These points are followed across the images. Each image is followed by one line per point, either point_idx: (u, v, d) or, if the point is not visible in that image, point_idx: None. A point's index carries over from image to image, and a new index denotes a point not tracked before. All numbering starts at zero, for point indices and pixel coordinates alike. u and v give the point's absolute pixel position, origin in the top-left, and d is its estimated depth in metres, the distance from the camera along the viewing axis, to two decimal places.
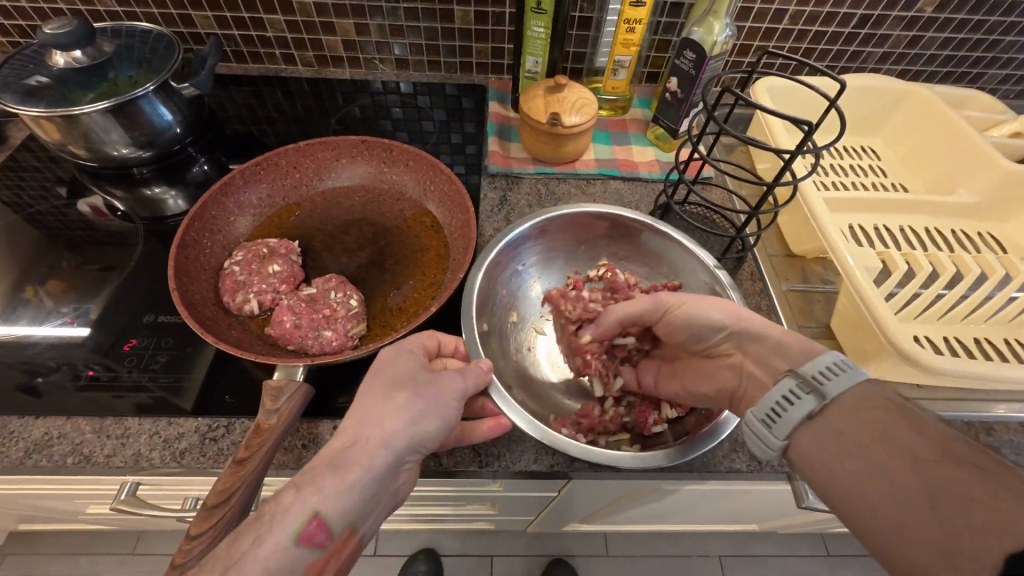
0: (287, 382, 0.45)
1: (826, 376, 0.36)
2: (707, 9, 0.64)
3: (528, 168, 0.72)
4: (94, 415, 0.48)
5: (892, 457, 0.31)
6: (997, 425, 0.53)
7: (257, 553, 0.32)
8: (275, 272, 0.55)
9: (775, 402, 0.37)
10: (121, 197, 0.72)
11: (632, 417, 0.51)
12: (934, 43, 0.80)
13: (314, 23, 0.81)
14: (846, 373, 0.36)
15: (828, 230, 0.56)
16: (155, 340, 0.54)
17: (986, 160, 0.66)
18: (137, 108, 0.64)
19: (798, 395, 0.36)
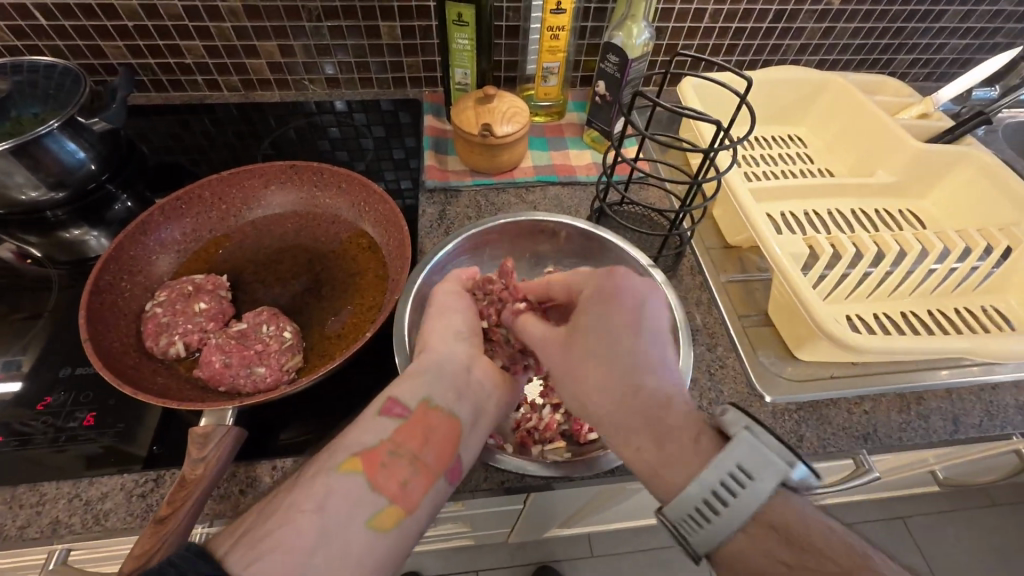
0: (215, 427, 0.42)
1: (737, 487, 0.35)
2: (625, 14, 0.65)
3: (466, 181, 0.72)
4: (5, 484, 0.45)
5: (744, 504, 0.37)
6: (927, 394, 0.56)
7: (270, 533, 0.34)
8: (202, 310, 0.53)
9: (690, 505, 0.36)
10: (35, 243, 0.67)
11: (569, 427, 0.51)
12: (845, 33, 0.84)
13: (235, 46, 0.78)
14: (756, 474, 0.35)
15: (755, 220, 0.58)
16: (74, 394, 0.51)
17: (898, 142, 0.70)
18: (42, 147, 0.60)
19: (722, 504, 0.35)
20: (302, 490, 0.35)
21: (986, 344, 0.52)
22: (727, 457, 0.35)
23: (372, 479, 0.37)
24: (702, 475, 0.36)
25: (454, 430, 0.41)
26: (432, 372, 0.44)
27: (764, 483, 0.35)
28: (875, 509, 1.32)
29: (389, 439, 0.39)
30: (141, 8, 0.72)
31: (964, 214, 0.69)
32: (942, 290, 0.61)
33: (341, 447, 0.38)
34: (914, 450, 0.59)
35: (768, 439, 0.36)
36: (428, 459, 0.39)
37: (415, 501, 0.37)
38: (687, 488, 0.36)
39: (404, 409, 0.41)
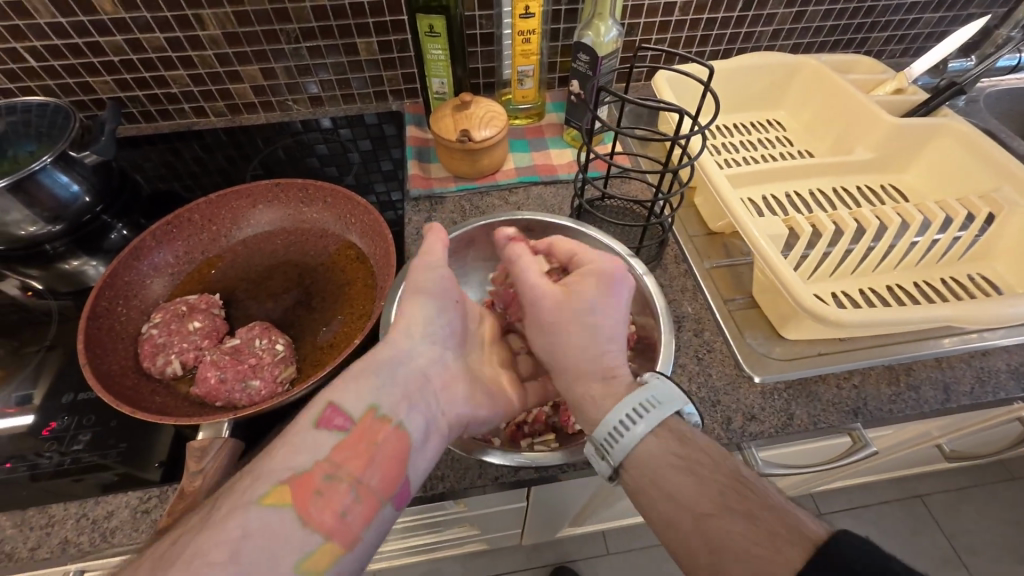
0: (211, 440, 0.44)
1: (642, 415, 0.42)
2: (592, 13, 0.66)
3: (450, 187, 0.73)
4: (15, 509, 0.46)
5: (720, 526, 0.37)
6: (916, 365, 0.56)
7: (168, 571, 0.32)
8: (196, 329, 0.55)
9: (613, 426, 0.43)
10: (37, 276, 0.69)
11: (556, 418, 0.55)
12: (816, 15, 0.85)
13: (219, 72, 0.81)
14: (660, 406, 0.43)
15: (731, 205, 0.58)
16: (77, 419, 0.52)
17: (873, 118, 0.71)
18: (37, 183, 0.62)
19: (632, 426, 0.42)
20: (220, 527, 0.34)
21: (969, 311, 0.52)
22: (643, 390, 0.44)
23: (304, 511, 0.36)
24: (616, 408, 0.43)
25: (401, 445, 0.42)
26: (375, 378, 0.45)
27: (666, 409, 0.43)
28: (892, 489, 1.31)
29: (325, 459, 0.39)
30: (125, 42, 0.74)
31: (945, 185, 0.70)
32: (926, 261, 0.62)
33: (265, 474, 0.37)
34: (910, 422, 0.60)
35: (671, 384, 0.44)
36: (371, 481, 0.40)
37: (353, 533, 0.37)
38: (608, 414, 0.43)
39: (345, 421, 0.41)
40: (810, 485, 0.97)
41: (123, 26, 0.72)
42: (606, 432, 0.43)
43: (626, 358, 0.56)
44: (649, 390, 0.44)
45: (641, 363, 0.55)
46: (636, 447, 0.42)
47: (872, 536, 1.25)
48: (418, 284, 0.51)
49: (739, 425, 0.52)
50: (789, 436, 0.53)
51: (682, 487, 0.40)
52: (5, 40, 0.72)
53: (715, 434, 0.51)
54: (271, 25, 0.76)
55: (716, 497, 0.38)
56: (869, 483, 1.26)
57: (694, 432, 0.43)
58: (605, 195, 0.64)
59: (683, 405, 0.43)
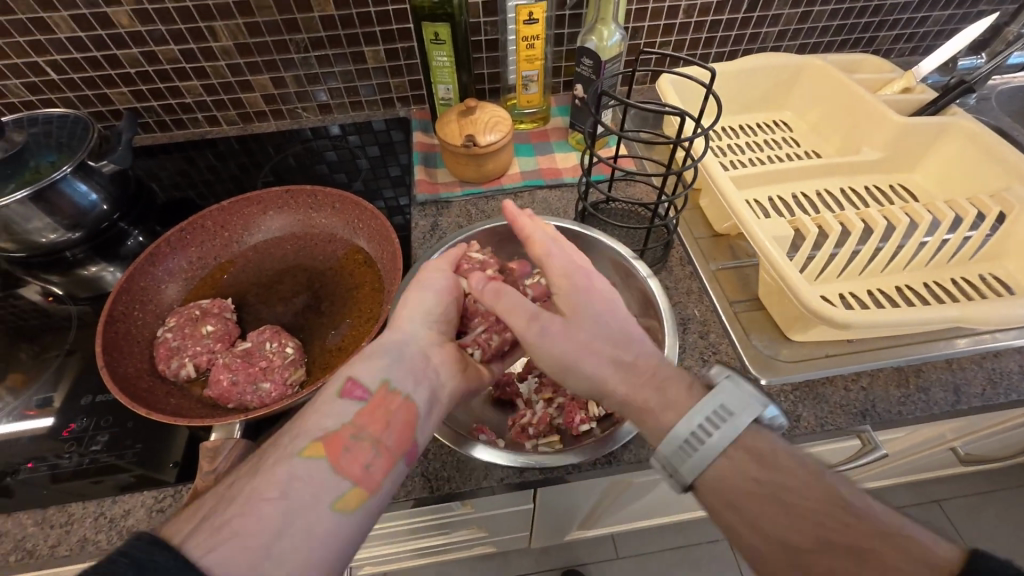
0: (223, 441, 0.45)
1: (721, 422, 0.38)
2: (595, 17, 0.67)
3: (456, 192, 0.74)
4: (36, 507, 0.48)
5: (820, 560, 0.34)
6: (926, 366, 0.55)
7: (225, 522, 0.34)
8: (209, 332, 0.56)
9: (684, 439, 0.38)
10: (57, 282, 0.71)
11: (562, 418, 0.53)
12: (822, 15, 0.84)
13: (231, 82, 0.82)
14: (734, 416, 0.38)
15: (736, 207, 0.58)
16: (95, 420, 0.54)
17: (880, 117, 0.70)
18: (57, 192, 0.65)
19: (709, 435, 0.38)
20: (265, 476, 0.36)
21: (978, 312, 0.51)
22: (713, 398, 0.39)
23: (336, 462, 0.38)
24: (689, 415, 0.39)
25: (413, 413, 0.43)
26: (392, 355, 0.46)
27: (743, 418, 0.38)
28: (909, 493, 1.28)
29: (351, 422, 0.41)
30: (141, 54, 0.77)
31: (956, 184, 0.69)
32: (936, 262, 0.61)
33: (303, 432, 0.39)
34: (921, 425, 0.59)
35: (745, 385, 0.40)
36: (390, 442, 0.41)
37: (377, 481, 0.39)
38: (677, 426, 0.39)
39: (365, 392, 0.43)
40: None
41: (139, 39, 0.75)
42: (675, 448, 0.38)
43: None
44: (718, 397, 0.39)
45: None
46: (711, 463, 0.37)
47: None
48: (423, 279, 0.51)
49: None
50: (796, 438, 0.53)
51: (768, 516, 0.36)
52: (28, 54, 0.74)
53: None
54: (281, 35, 0.77)
55: (813, 531, 0.34)
56: (884, 488, 1.24)
57: (780, 440, 0.39)
58: (609, 198, 0.65)
59: (759, 412, 0.38)
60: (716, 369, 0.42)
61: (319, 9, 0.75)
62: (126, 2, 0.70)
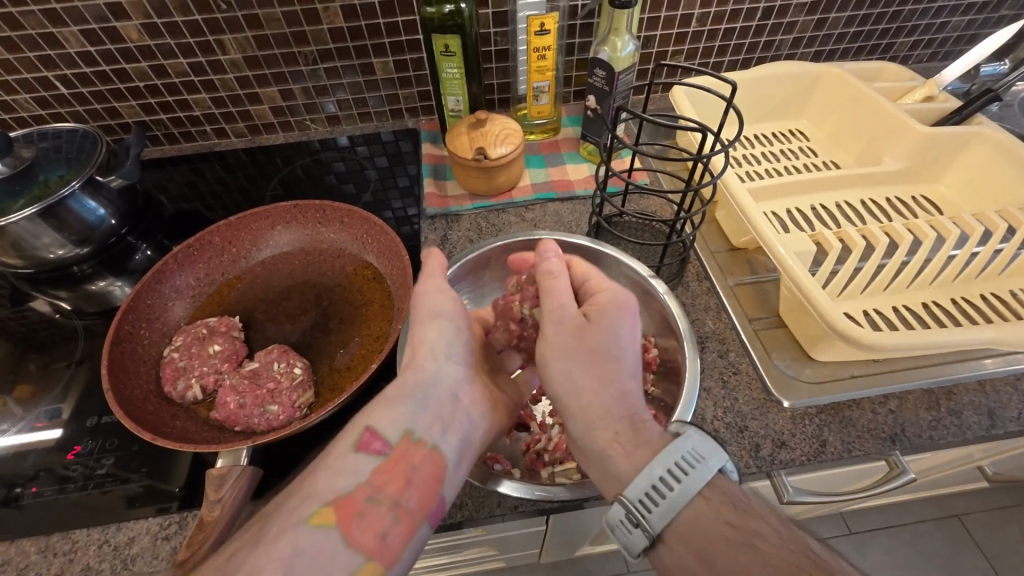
0: (230, 467, 0.44)
1: (683, 473, 0.38)
2: (608, 28, 0.66)
3: (466, 205, 0.73)
4: (40, 534, 0.46)
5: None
6: (957, 388, 0.53)
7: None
8: (216, 352, 0.55)
9: (649, 487, 0.39)
10: (65, 297, 0.71)
11: None
12: (839, 22, 0.82)
13: (239, 94, 0.82)
14: (701, 465, 0.39)
15: (756, 221, 0.57)
16: (101, 442, 0.53)
17: (903, 127, 0.68)
18: (65, 208, 0.64)
19: (670, 487, 0.38)
20: (267, 548, 0.34)
21: (1014, 333, 0.49)
22: (675, 447, 0.40)
23: (348, 532, 0.37)
24: (652, 463, 0.39)
25: (436, 467, 0.42)
26: (411, 401, 0.45)
27: (708, 467, 0.39)
28: (929, 507, 1.25)
29: (367, 482, 0.39)
30: (150, 68, 0.76)
31: (983, 195, 0.67)
32: (964, 277, 0.59)
33: (312, 495, 0.38)
34: (951, 448, 0.57)
35: (708, 437, 0.40)
36: (409, 504, 0.40)
37: (394, 552, 0.38)
38: (642, 474, 0.39)
39: (383, 445, 0.42)
40: (841, 505, 0.93)
41: (148, 53, 0.75)
42: (640, 495, 0.39)
43: (648, 382, 0.54)
44: (687, 444, 0.40)
45: (664, 388, 0.54)
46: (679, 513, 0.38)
47: (908, 557, 1.19)
48: (436, 307, 0.50)
49: (768, 452, 0.50)
50: (822, 464, 0.50)
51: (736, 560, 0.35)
52: (38, 69, 0.74)
53: (744, 462, 0.49)
54: (289, 47, 0.77)
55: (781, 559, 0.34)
56: (903, 502, 1.20)
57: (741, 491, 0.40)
58: (623, 212, 0.63)
59: (724, 460, 0.40)
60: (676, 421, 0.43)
61: (328, 22, 0.74)
62: (135, 17, 0.70)
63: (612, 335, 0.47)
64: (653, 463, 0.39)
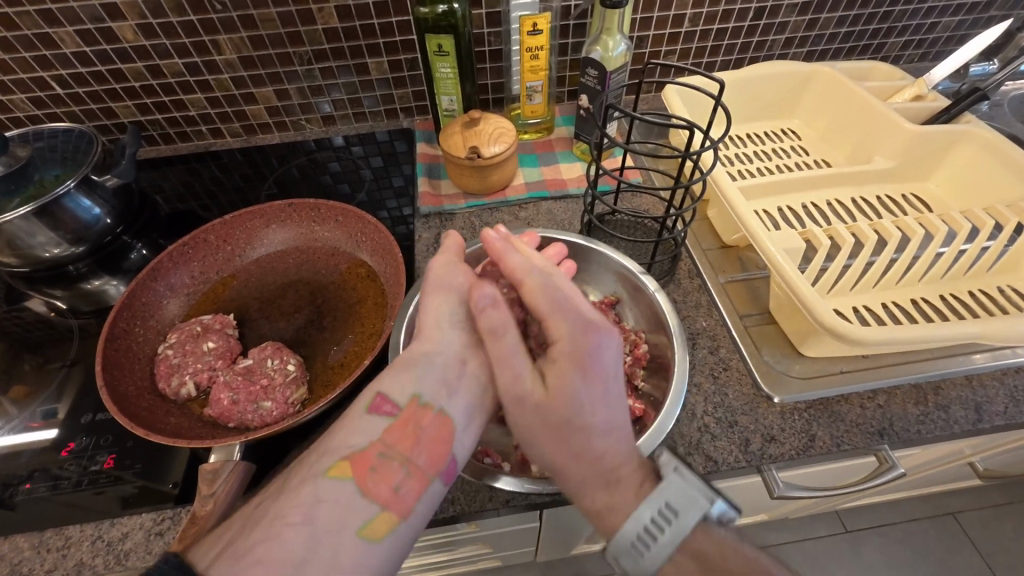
0: (223, 463, 0.44)
1: (669, 520, 0.39)
2: (600, 27, 0.66)
3: (460, 204, 0.73)
4: (33, 530, 0.47)
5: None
6: (945, 383, 0.54)
7: (244, 542, 0.33)
8: (211, 349, 0.55)
9: (635, 535, 0.39)
10: (60, 296, 0.71)
11: None
12: (830, 22, 0.83)
13: (235, 94, 0.82)
14: (685, 513, 0.39)
15: (746, 218, 0.57)
16: (95, 439, 0.53)
17: (892, 126, 0.69)
18: (60, 207, 0.64)
19: (654, 537, 0.39)
20: (290, 497, 0.36)
21: (1000, 327, 0.50)
22: (656, 500, 0.40)
23: (363, 485, 0.38)
24: (638, 511, 0.40)
25: (444, 428, 0.43)
26: (421, 366, 0.45)
27: (690, 517, 0.39)
28: (922, 506, 1.25)
29: (379, 440, 0.41)
30: (145, 68, 0.77)
31: (973, 193, 0.67)
32: (953, 274, 0.59)
33: (329, 451, 0.40)
34: (939, 443, 0.57)
35: (693, 479, 0.40)
36: (420, 462, 0.41)
37: (408, 506, 0.39)
38: (626, 524, 0.40)
39: (394, 407, 0.43)
40: (835, 502, 0.93)
41: (144, 53, 0.75)
42: (626, 544, 0.39)
43: (639, 377, 0.55)
44: (667, 490, 0.40)
45: (653, 383, 0.54)
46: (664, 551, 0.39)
47: (904, 557, 1.19)
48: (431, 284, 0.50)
49: (757, 447, 0.50)
50: (810, 459, 0.51)
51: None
52: (33, 69, 0.74)
53: (733, 457, 0.49)
54: (284, 47, 0.77)
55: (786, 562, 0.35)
56: (897, 500, 1.21)
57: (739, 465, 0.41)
58: (615, 210, 0.63)
59: (706, 508, 0.39)
60: (663, 454, 0.43)
61: (323, 22, 0.75)
62: (131, 18, 0.71)
63: (570, 401, 0.41)
64: (633, 514, 0.40)
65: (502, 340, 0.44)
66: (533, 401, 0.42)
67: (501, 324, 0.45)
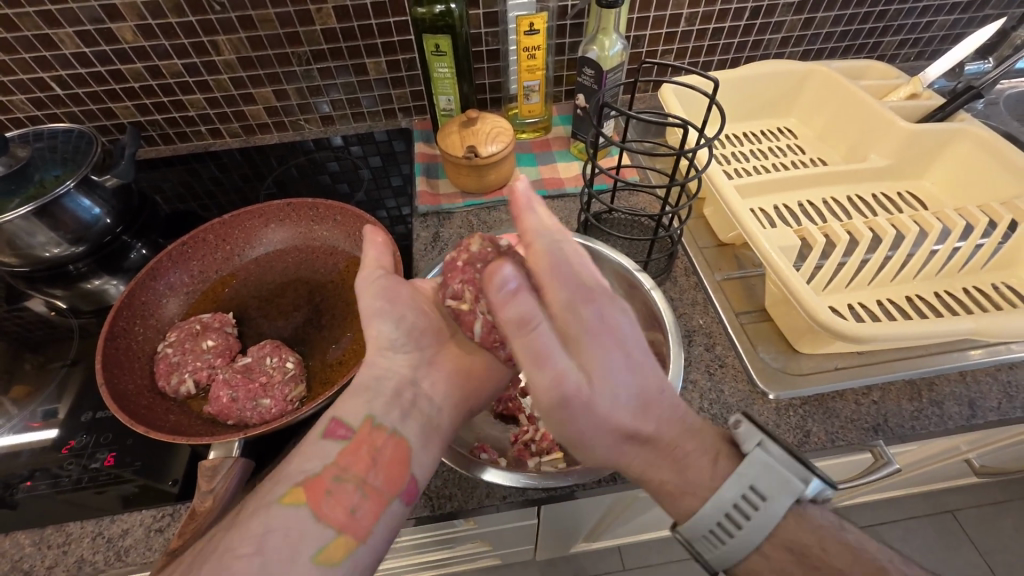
0: (222, 459, 0.45)
1: (756, 503, 0.38)
2: (597, 27, 0.67)
3: (458, 203, 0.74)
4: (34, 527, 0.47)
5: None
6: (939, 379, 0.54)
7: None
8: (210, 348, 0.55)
9: (718, 521, 0.39)
10: (61, 296, 0.71)
11: None
12: (826, 22, 0.84)
13: (233, 95, 0.83)
14: (775, 498, 0.37)
15: (742, 216, 0.58)
16: (95, 437, 0.53)
17: (887, 124, 0.69)
18: (60, 206, 0.65)
19: (736, 525, 0.38)
20: (245, 527, 0.37)
21: (993, 323, 0.50)
22: (736, 484, 0.38)
23: (317, 508, 0.39)
24: (717, 497, 0.39)
25: (401, 448, 0.43)
26: (371, 391, 0.46)
27: (778, 501, 0.37)
28: (922, 503, 1.26)
29: (334, 463, 0.41)
30: (145, 69, 0.77)
31: (967, 191, 0.67)
32: (948, 270, 0.60)
33: (283, 478, 0.40)
34: (934, 439, 0.58)
35: (779, 455, 0.38)
36: (377, 483, 0.41)
37: (365, 528, 0.39)
38: (705, 510, 0.39)
39: (347, 430, 0.43)
40: (834, 500, 0.93)
41: (143, 53, 0.75)
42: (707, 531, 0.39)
43: None
44: (750, 476, 0.38)
45: None
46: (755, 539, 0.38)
47: (903, 554, 1.20)
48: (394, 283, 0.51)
49: None
50: (806, 454, 0.51)
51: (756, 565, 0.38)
52: (33, 70, 0.75)
53: None
54: (283, 48, 0.78)
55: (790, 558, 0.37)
56: (896, 498, 1.21)
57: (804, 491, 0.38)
58: (611, 209, 0.63)
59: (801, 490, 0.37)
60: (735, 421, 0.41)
61: (320, 23, 0.75)
62: (130, 18, 0.71)
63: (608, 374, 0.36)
64: (712, 502, 0.39)
65: (538, 335, 0.34)
66: (575, 390, 0.35)
67: (532, 311, 0.34)
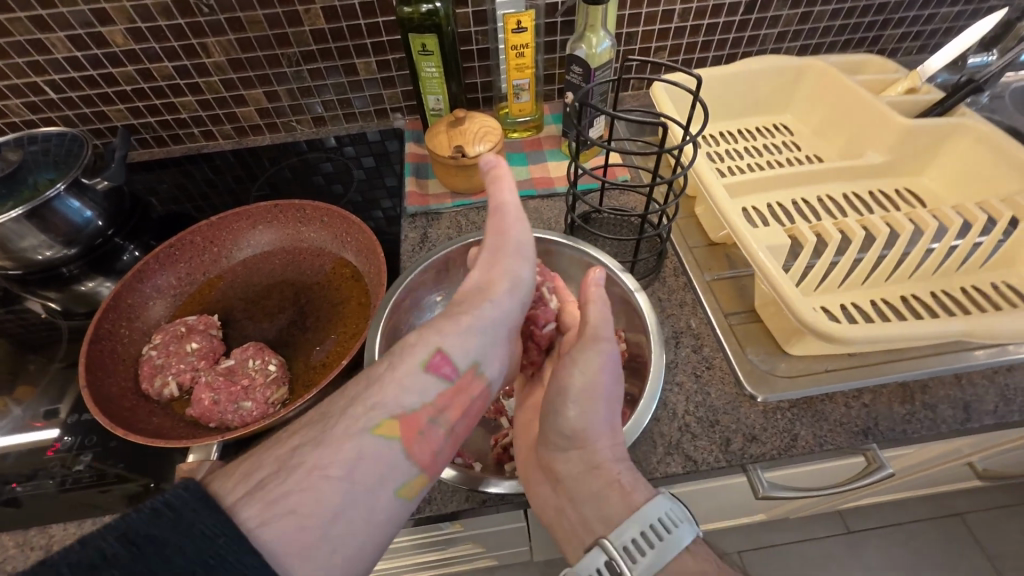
0: (201, 462, 0.45)
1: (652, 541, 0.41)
2: (584, 24, 0.66)
3: (446, 203, 0.73)
4: (17, 529, 0.48)
5: None
6: (933, 382, 0.53)
7: (300, 488, 0.34)
8: (193, 350, 0.55)
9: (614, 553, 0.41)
10: (54, 298, 0.72)
11: None
12: (824, 15, 0.82)
13: (225, 97, 0.83)
14: (668, 537, 0.41)
15: (731, 216, 0.56)
16: (81, 438, 0.54)
17: (883, 120, 0.67)
18: (51, 209, 0.65)
19: (631, 559, 0.40)
20: (336, 447, 0.36)
21: (985, 324, 0.49)
22: (635, 523, 0.42)
23: (409, 446, 0.39)
24: (617, 530, 0.42)
25: (485, 399, 0.46)
26: (488, 326, 0.47)
27: (670, 543, 0.41)
28: (928, 506, 1.23)
29: (431, 403, 0.41)
30: (136, 72, 0.78)
31: (966, 187, 0.66)
32: (944, 269, 0.58)
33: (379, 406, 0.39)
34: (929, 442, 0.56)
35: (678, 506, 0.42)
36: (458, 428, 0.43)
37: (440, 468, 0.41)
38: (606, 540, 0.42)
39: (451, 371, 0.43)
40: (834, 503, 0.92)
41: (134, 57, 0.76)
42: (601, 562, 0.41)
43: None
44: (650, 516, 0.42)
45: (634, 382, 0.53)
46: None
47: (908, 557, 1.17)
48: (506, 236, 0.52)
49: (738, 446, 0.49)
50: (793, 458, 0.50)
51: None
52: (27, 74, 0.75)
53: (713, 457, 0.49)
54: (272, 49, 0.78)
55: None
56: (901, 501, 1.19)
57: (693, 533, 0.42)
58: (599, 209, 0.63)
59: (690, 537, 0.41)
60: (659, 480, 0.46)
61: (309, 24, 0.75)
62: (120, 22, 0.71)
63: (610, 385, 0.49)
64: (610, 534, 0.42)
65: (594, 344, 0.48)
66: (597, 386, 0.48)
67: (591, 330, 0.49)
